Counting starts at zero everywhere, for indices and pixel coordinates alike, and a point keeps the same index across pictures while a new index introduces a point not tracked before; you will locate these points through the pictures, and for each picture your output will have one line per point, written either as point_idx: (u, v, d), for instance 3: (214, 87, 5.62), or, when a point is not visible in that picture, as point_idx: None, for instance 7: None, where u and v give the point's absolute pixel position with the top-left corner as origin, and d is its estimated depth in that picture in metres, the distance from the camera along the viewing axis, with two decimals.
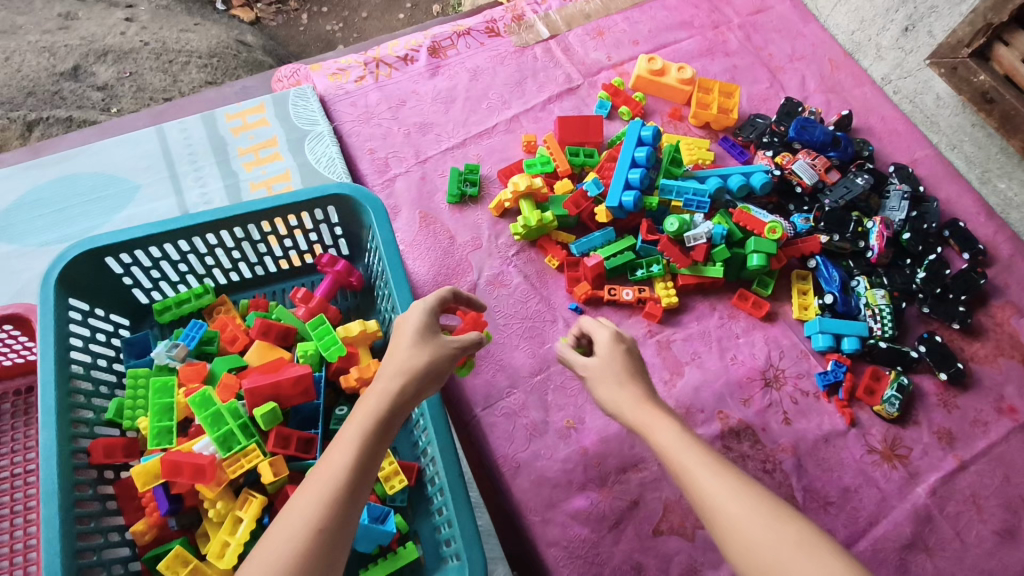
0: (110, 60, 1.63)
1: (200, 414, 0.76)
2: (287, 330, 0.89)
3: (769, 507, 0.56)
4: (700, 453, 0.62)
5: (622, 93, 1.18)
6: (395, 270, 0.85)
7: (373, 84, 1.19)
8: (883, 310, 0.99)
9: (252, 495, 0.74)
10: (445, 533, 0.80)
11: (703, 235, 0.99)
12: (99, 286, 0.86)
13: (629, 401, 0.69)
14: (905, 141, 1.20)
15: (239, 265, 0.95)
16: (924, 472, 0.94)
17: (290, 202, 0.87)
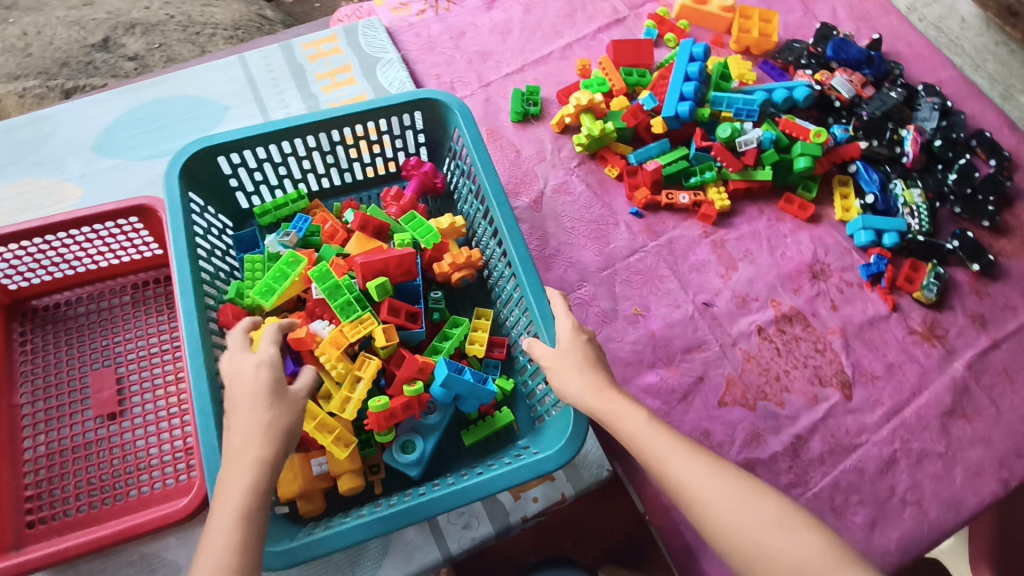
0: (138, 32, 1.71)
1: (320, 286, 0.87)
2: (381, 225, 0.98)
3: (743, 487, 0.60)
4: (669, 441, 0.63)
5: (667, 22, 1.26)
6: (482, 158, 0.92)
7: (434, 17, 1.28)
8: (920, 208, 1.08)
9: (370, 359, 0.84)
10: (541, 400, 0.88)
11: (753, 140, 1.08)
12: (213, 183, 0.95)
13: (590, 384, 0.68)
14: (931, 64, 1.27)
15: (331, 171, 1.05)
16: (960, 350, 1.03)
17: (383, 104, 0.95)
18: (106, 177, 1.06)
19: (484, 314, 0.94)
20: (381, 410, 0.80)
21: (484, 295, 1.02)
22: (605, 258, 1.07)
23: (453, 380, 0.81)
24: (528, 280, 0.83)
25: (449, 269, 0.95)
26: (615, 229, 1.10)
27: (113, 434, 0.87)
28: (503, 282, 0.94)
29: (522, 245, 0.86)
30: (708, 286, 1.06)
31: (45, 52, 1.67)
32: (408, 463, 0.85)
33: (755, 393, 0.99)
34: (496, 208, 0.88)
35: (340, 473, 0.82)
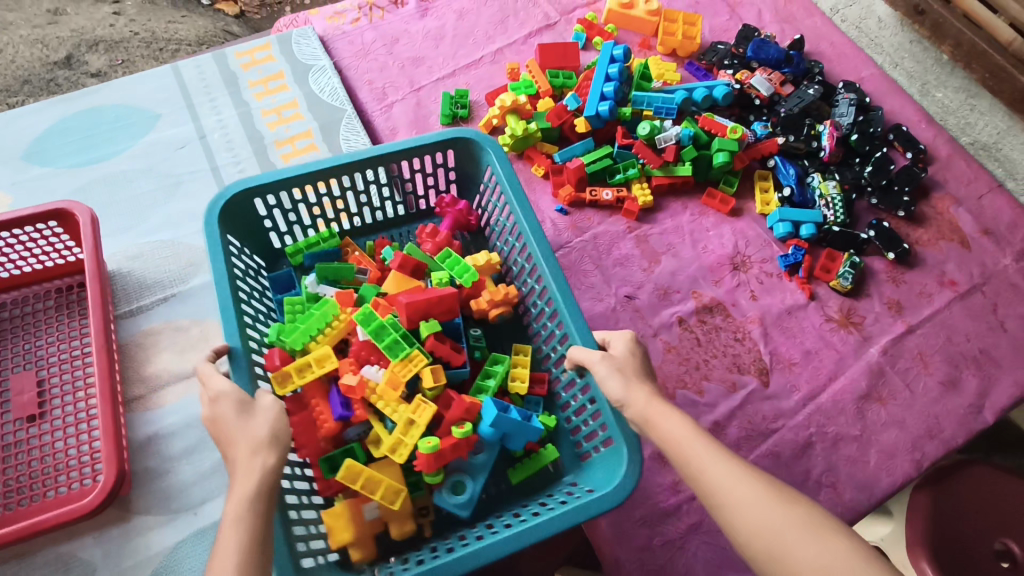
0: (101, 49, 1.74)
1: (365, 328, 0.86)
2: (419, 264, 0.99)
3: (777, 493, 0.59)
4: (710, 446, 0.63)
5: (595, 26, 1.30)
6: (518, 195, 0.94)
7: (367, 25, 1.30)
8: (835, 199, 1.11)
9: (424, 402, 0.83)
10: (585, 434, 0.87)
11: (673, 137, 1.11)
12: (250, 227, 0.95)
13: (637, 390, 0.70)
14: (852, 62, 1.30)
15: (364, 210, 1.06)
16: (876, 336, 1.06)
17: (418, 146, 0.97)
18: (35, 186, 1.07)
19: (524, 350, 0.95)
20: (431, 451, 0.78)
21: (518, 332, 1.02)
22: None
23: (503, 419, 0.81)
24: (573, 319, 0.84)
25: (486, 305, 0.95)
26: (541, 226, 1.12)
27: (32, 437, 0.88)
28: (542, 317, 0.95)
29: (559, 273, 0.88)
30: (631, 280, 1.09)
31: (6, 69, 1.68)
32: (459, 504, 0.83)
33: (675, 382, 1.01)
34: (535, 244, 0.90)
35: (392, 518, 0.81)
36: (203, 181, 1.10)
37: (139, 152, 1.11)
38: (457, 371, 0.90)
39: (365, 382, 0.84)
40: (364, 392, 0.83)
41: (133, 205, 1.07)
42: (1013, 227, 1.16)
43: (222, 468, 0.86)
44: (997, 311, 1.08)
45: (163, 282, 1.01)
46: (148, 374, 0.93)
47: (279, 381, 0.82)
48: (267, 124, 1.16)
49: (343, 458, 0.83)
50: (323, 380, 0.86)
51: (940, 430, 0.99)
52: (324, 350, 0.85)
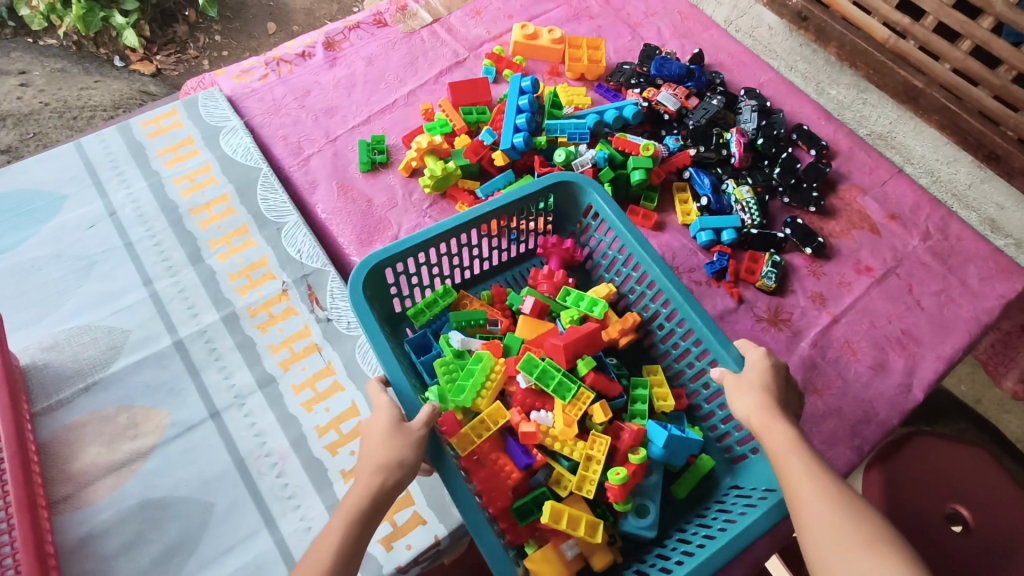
0: (10, 124, 2.06)
1: (532, 374, 0.88)
2: (543, 305, 1.01)
3: (851, 508, 0.62)
4: (801, 456, 0.68)
5: (503, 59, 1.32)
6: (629, 232, 0.99)
7: (276, 80, 1.29)
8: (750, 203, 1.15)
9: (599, 435, 0.85)
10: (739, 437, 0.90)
11: (588, 161, 1.14)
12: (380, 295, 0.96)
13: (751, 404, 0.76)
14: (750, 70, 1.39)
15: (474, 261, 1.07)
16: (805, 329, 1.10)
17: (529, 193, 0.99)
18: None
19: (654, 370, 0.98)
20: (621, 482, 0.81)
21: (642, 356, 1.05)
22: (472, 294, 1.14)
23: (672, 437, 0.85)
24: (714, 331, 0.88)
25: (618, 334, 0.98)
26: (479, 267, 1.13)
27: None
28: (672, 337, 0.98)
29: (682, 287, 0.93)
30: None
31: None
32: (644, 526, 0.84)
33: None
34: (665, 277, 0.93)
35: (593, 552, 0.80)
36: (116, 259, 1.06)
37: (46, 236, 1.07)
38: (615, 402, 0.93)
39: (540, 427, 0.86)
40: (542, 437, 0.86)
41: (43, 294, 1.02)
42: (917, 209, 1.22)
43: (205, 526, 0.86)
44: (913, 292, 1.14)
45: (83, 370, 0.96)
46: (74, 471, 0.89)
47: (461, 444, 0.82)
48: (180, 192, 1.13)
49: (533, 504, 0.83)
50: (498, 435, 0.87)
51: (875, 414, 1.03)
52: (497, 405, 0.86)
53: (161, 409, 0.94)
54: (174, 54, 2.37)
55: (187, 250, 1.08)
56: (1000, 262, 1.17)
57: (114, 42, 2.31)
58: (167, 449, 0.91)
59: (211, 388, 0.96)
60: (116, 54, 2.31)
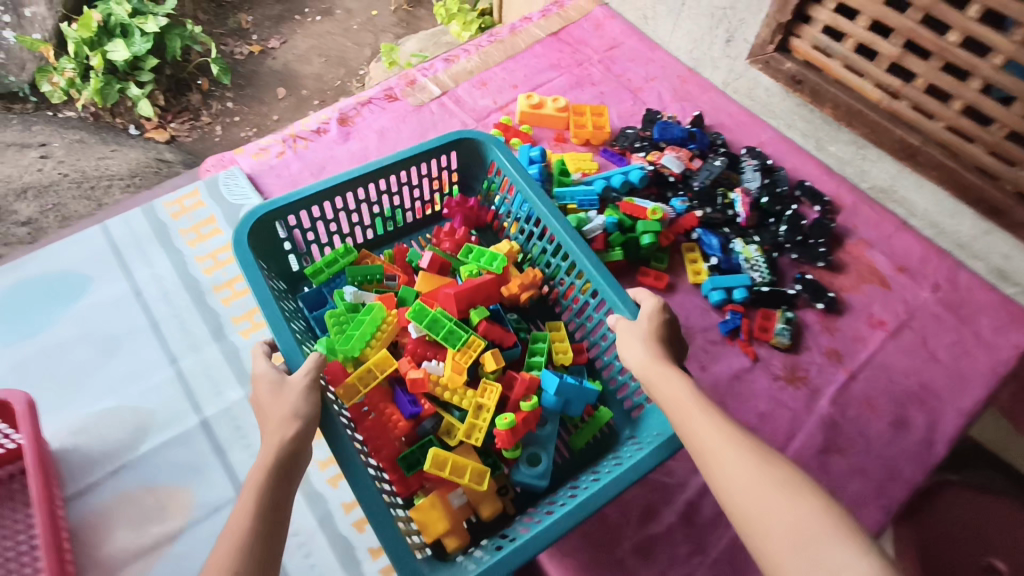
0: (30, 197, 2.12)
1: (422, 323, 1.00)
2: (444, 262, 1.14)
3: (756, 451, 0.68)
4: (705, 413, 0.73)
5: (511, 128, 1.37)
6: (529, 184, 1.10)
7: (293, 156, 1.34)
8: (759, 261, 1.19)
9: (490, 386, 0.98)
10: (633, 392, 1.01)
11: (598, 227, 1.16)
12: (273, 245, 1.06)
13: (646, 360, 0.82)
14: (751, 129, 1.44)
15: (376, 220, 1.19)
16: (823, 387, 1.10)
17: (427, 147, 1.11)
18: None
19: (558, 327, 1.09)
20: (508, 427, 0.92)
21: (547, 313, 1.17)
22: None
23: (564, 384, 0.96)
24: (593, 265, 1.00)
25: (516, 289, 1.09)
26: None
27: None
28: (573, 293, 1.09)
29: (586, 246, 1.03)
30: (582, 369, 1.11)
31: None
32: (536, 475, 0.95)
33: (644, 468, 1.02)
34: (552, 218, 1.05)
35: (480, 501, 0.93)
36: (142, 338, 1.08)
37: (75, 318, 1.10)
38: (508, 351, 1.05)
39: (429, 376, 0.98)
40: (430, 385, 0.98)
41: (69, 376, 1.04)
42: (924, 261, 1.25)
43: None
44: (927, 344, 1.15)
45: (110, 453, 0.97)
46: (102, 557, 0.88)
47: (347, 394, 0.94)
48: (203, 270, 1.16)
49: (420, 455, 0.93)
50: (386, 385, 0.99)
51: (901, 472, 1.02)
52: (383, 355, 0.98)
53: (186, 489, 0.95)
54: (189, 122, 2.49)
55: (210, 326, 1.10)
56: (1010, 312, 1.18)
57: (130, 112, 2.42)
58: (196, 530, 0.91)
59: (237, 465, 0.97)
60: (132, 124, 2.41)
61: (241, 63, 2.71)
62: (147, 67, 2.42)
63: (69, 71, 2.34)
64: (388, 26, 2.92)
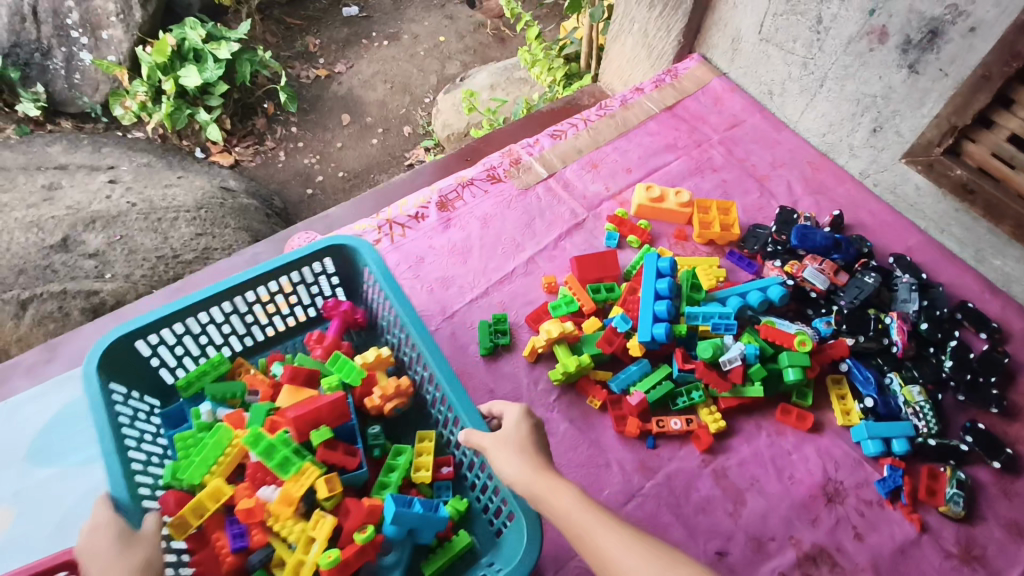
0: (99, 227, 1.83)
1: (255, 451, 0.84)
2: (311, 371, 0.97)
3: (663, 556, 0.62)
4: (605, 522, 0.65)
5: (627, 223, 1.25)
6: (396, 293, 0.97)
7: (389, 245, 1.23)
8: (923, 407, 1.02)
9: (324, 516, 0.82)
10: (493, 511, 0.89)
11: (737, 357, 1.02)
12: (134, 367, 0.93)
13: (524, 471, 0.72)
14: (897, 232, 1.27)
15: (253, 328, 1.05)
16: (1005, 571, 0.93)
17: (297, 258, 0.99)
18: (40, 494, 0.95)
19: (427, 437, 0.94)
20: (334, 564, 0.77)
21: (421, 420, 1.01)
22: None
23: (404, 514, 0.81)
24: (459, 400, 0.87)
25: (379, 401, 0.95)
26: (608, 471, 1.00)
27: None
28: (437, 402, 0.96)
29: (448, 367, 0.91)
30: (718, 529, 0.95)
31: (3, 258, 1.75)
32: None
33: None
34: (412, 325, 0.94)
35: None
36: None
37: None
38: (355, 475, 0.88)
39: (263, 503, 0.83)
40: (264, 513, 0.82)
41: None
42: None
43: None
44: None
45: None
46: None
47: (179, 527, 0.81)
48: None
49: None
50: (220, 512, 0.85)
51: None
52: (215, 485, 0.84)
53: None
54: (253, 146, 2.44)
55: None
56: None
57: (198, 134, 2.37)
58: None
59: None
60: (198, 146, 2.37)
61: (307, 87, 2.65)
62: (217, 93, 2.33)
63: (141, 94, 2.27)
64: (456, 52, 2.80)
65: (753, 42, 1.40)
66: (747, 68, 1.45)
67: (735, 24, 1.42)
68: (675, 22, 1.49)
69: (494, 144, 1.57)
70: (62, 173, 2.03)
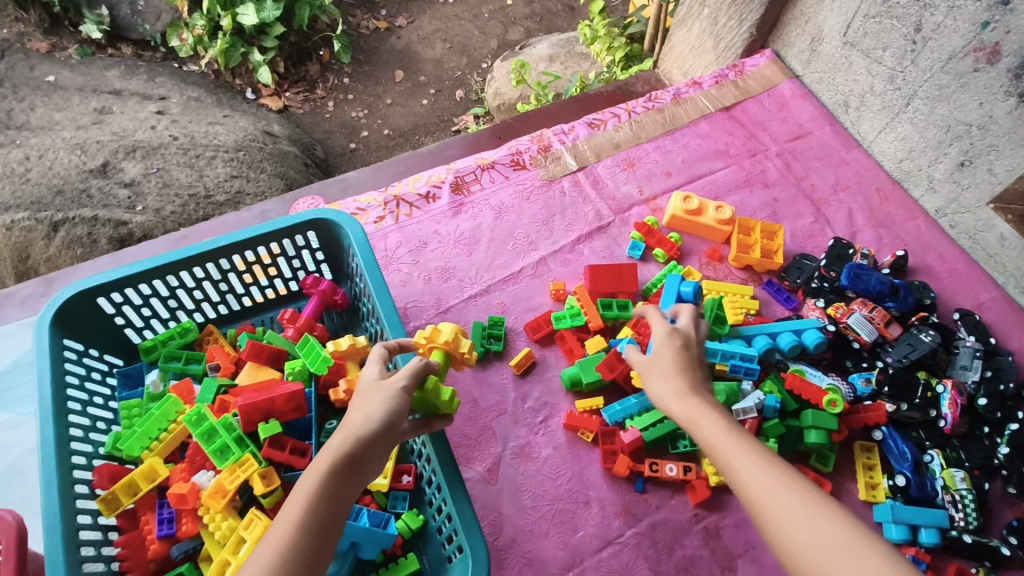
0: (138, 156, 1.78)
1: (193, 431, 0.78)
2: (279, 352, 0.91)
3: (813, 503, 0.60)
4: (745, 446, 0.66)
5: (655, 233, 1.12)
6: (375, 281, 0.89)
7: (393, 225, 1.14)
8: (965, 497, 0.87)
9: (258, 516, 0.73)
10: (447, 535, 0.79)
11: (754, 409, 0.89)
12: (94, 325, 0.88)
13: (674, 391, 0.74)
14: (968, 283, 1.09)
15: (227, 297, 0.98)
16: None
17: (274, 228, 0.91)
18: None
19: None
20: None
21: None
22: (571, 553, 0.87)
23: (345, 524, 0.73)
24: None
25: (344, 396, 0.85)
26: (585, 509, 0.90)
27: None
28: None
29: None
30: None
31: (43, 177, 1.70)
32: None
33: None
34: (384, 316, 0.85)
35: None
36: None
37: None
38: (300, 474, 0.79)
39: (197, 490, 0.76)
40: (197, 501, 0.76)
41: None
42: None
43: None
44: None
45: None
46: None
47: (108, 505, 0.75)
48: None
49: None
50: (155, 491, 0.78)
51: None
52: (151, 463, 0.78)
53: None
54: (302, 93, 2.37)
55: None
56: None
57: (250, 74, 2.30)
58: None
59: None
60: (249, 87, 2.30)
61: (364, 38, 2.56)
62: (273, 34, 2.24)
63: (199, 27, 2.18)
64: (520, 18, 2.64)
65: (835, 44, 1.23)
66: (824, 74, 1.28)
67: (818, 22, 1.25)
68: (750, 11, 1.32)
69: (531, 123, 1.44)
70: (113, 99, 1.99)
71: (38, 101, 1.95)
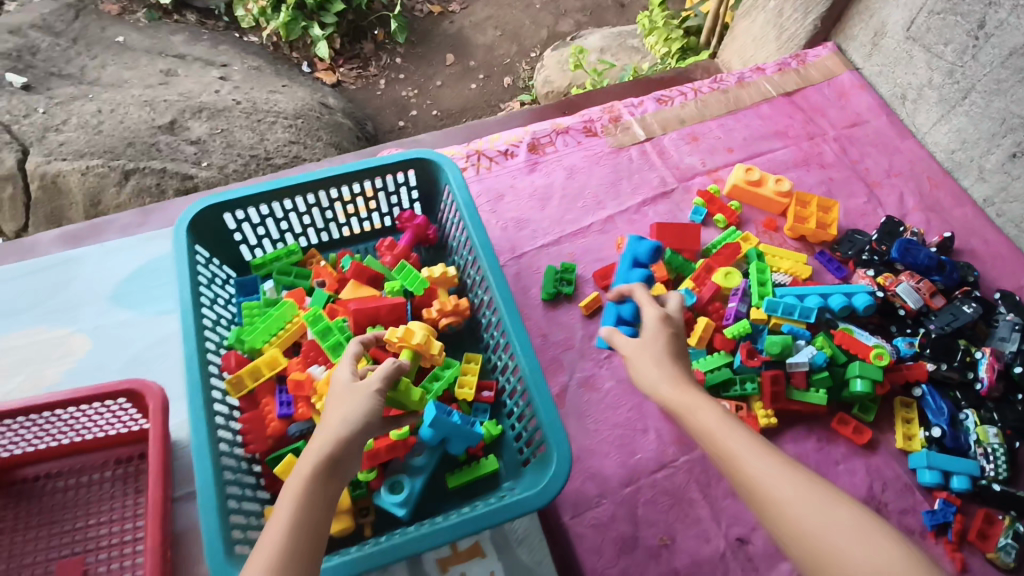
0: (203, 117, 1.86)
1: (312, 329, 0.89)
2: (376, 274, 1.00)
3: (822, 493, 0.59)
4: (741, 435, 0.65)
5: (717, 200, 1.21)
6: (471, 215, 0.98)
7: (473, 176, 1.24)
8: (996, 450, 0.94)
9: None
10: (525, 440, 0.89)
11: (805, 362, 0.98)
12: (218, 237, 0.99)
13: (665, 376, 0.73)
14: (1010, 267, 1.16)
15: (330, 225, 1.08)
16: None
17: (382, 163, 1.00)
18: (117, 332, 1.04)
19: (474, 359, 0.95)
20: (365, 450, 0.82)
21: (473, 342, 1.03)
22: (629, 471, 0.96)
23: (441, 420, 0.82)
24: (511, 323, 0.88)
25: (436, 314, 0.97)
26: (643, 436, 0.99)
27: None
28: (491, 328, 0.97)
29: (506, 288, 0.91)
30: (744, 518, 0.93)
31: (114, 130, 1.76)
32: (395, 503, 0.84)
33: None
34: (479, 243, 0.94)
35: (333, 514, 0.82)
36: None
37: None
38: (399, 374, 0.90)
39: (312, 380, 0.86)
40: (311, 389, 0.86)
41: None
42: None
43: None
44: None
45: None
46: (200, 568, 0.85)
47: (235, 385, 0.86)
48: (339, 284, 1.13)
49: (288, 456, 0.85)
50: (272, 380, 0.89)
51: None
52: (273, 354, 0.89)
53: None
54: (356, 70, 2.47)
55: None
56: None
57: (308, 49, 2.42)
58: None
59: None
60: (305, 61, 2.42)
61: (420, 20, 2.67)
62: (333, 11, 2.38)
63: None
64: (573, 9, 2.72)
65: (898, 38, 1.30)
66: (884, 66, 1.35)
67: (882, 17, 1.32)
68: (816, 4, 1.40)
69: (593, 101, 1.53)
70: (179, 62, 2.09)
71: (110, 60, 2.04)
